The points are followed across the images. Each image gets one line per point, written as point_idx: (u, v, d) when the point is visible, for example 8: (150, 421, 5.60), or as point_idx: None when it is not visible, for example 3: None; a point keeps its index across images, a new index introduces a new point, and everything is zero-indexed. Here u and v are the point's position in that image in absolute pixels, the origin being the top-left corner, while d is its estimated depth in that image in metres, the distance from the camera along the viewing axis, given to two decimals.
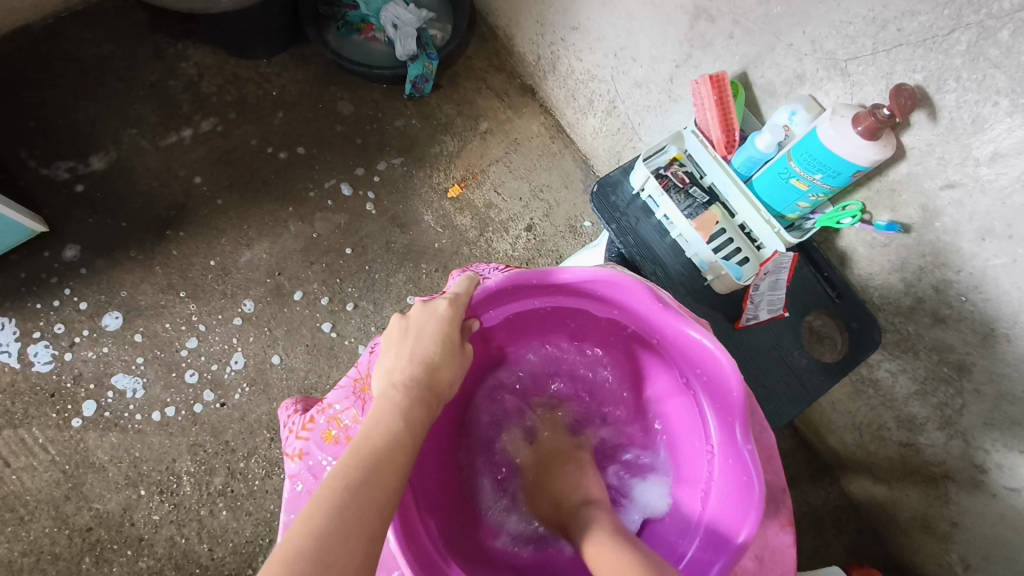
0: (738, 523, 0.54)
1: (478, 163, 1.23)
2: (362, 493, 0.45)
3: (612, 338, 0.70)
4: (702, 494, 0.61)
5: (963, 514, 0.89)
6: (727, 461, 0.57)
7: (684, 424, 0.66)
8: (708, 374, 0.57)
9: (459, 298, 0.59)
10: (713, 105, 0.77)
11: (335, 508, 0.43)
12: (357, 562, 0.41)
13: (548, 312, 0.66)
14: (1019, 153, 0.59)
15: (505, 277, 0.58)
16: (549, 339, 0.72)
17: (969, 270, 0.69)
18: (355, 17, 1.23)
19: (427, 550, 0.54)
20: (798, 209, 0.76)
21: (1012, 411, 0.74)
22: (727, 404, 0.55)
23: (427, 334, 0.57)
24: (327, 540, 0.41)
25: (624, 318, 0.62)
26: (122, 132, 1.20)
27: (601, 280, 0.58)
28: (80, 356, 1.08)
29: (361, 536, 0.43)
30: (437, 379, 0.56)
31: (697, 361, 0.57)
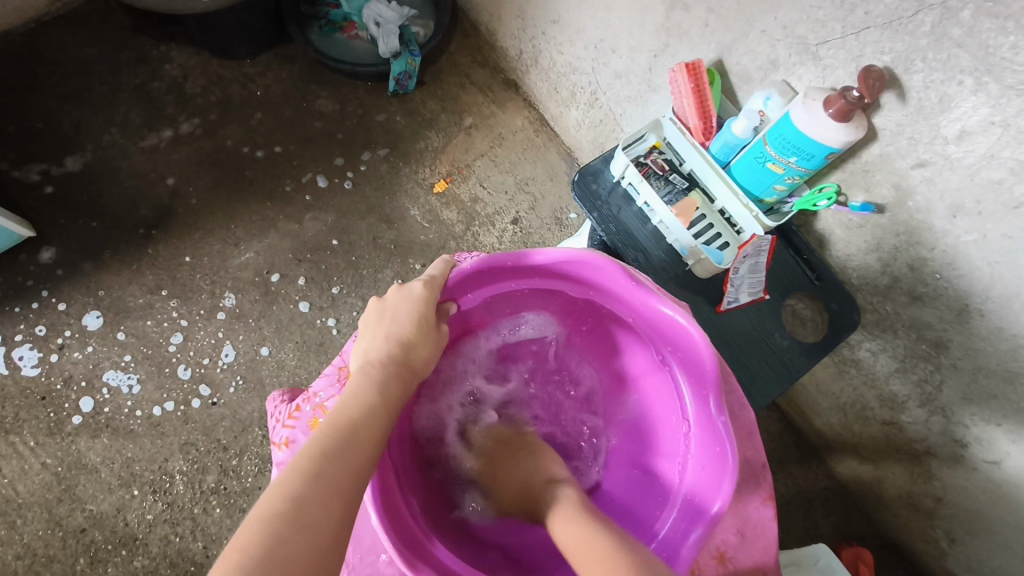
0: (711, 494, 0.55)
1: (463, 158, 1.24)
2: (340, 461, 0.46)
3: (588, 318, 0.70)
4: (677, 469, 0.62)
5: (946, 488, 0.92)
6: (703, 433, 0.58)
7: (662, 400, 0.67)
8: (681, 348, 0.58)
9: (435, 279, 0.60)
10: (690, 93, 0.78)
11: (312, 473, 0.44)
12: (332, 523, 0.42)
13: (525, 292, 0.66)
14: (984, 130, 0.60)
15: (479, 259, 0.59)
16: (526, 318, 0.73)
17: (942, 247, 0.70)
18: (337, 15, 1.23)
19: (410, 526, 0.54)
20: (776, 192, 0.77)
21: (988, 384, 0.76)
22: (702, 377, 0.56)
23: (402, 315, 0.58)
24: (305, 501, 0.42)
25: (598, 297, 0.63)
26: (106, 134, 1.20)
27: (576, 260, 0.58)
28: (70, 357, 1.08)
29: (340, 499, 0.44)
30: (414, 359, 0.57)
31: (670, 337, 0.58)
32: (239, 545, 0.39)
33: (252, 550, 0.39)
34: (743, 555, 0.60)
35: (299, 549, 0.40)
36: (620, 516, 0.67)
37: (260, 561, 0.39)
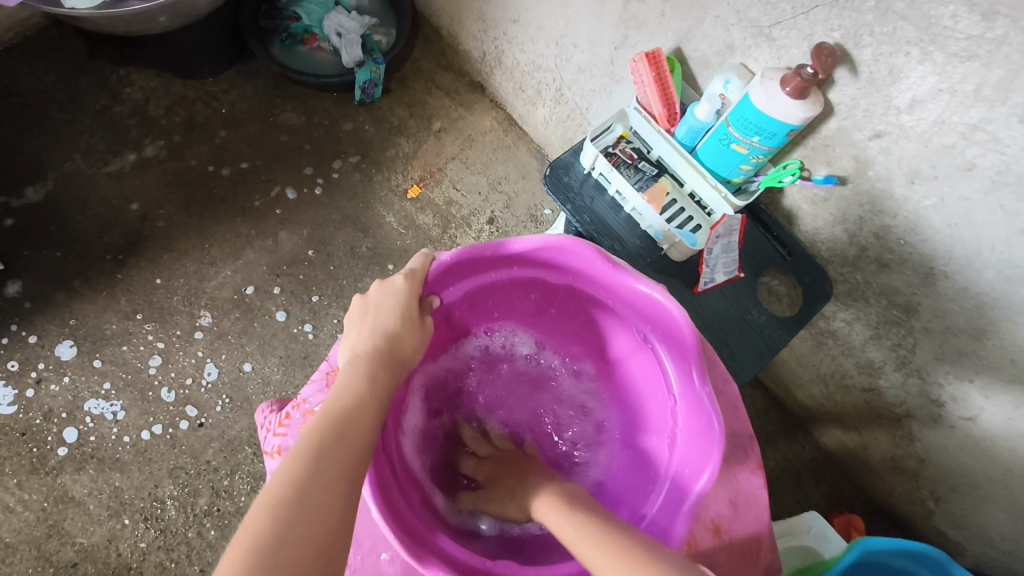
0: (701, 464, 0.57)
1: (435, 162, 1.25)
2: (338, 447, 0.47)
3: (570, 305, 0.71)
4: (668, 444, 0.64)
5: (927, 448, 0.95)
6: (690, 409, 0.59)
7: (648, 380, 0.68)
8: (663, 327, 0.59)
9: (416, 273, 0.61)
10: (652, 81, 0.80)
11: (313, 460, 0.45)
12: (338, 504, 0.43)
13: (507, 284, 0.67)
14: (934, 98, 0.62)
15: (458, 251, 0.60)
16: (511, 310, 0.74)
17: (904, 214, 0.73)
18: (298, 28, 1.23)
19: (411, 521, 0.55)
20: (742, 172, 0.79)
21: (959, 343, 0.78)
22: (684, 351, 0.58)
23: (386, 308, 0.59)
24: (309, 485, 0.43)
25: (579, 284, 0.64)
26: (70, 162, 1.19)
27: (554, 247, 0.60)
28: (49, 391, 1.06)
29: (343, 483, 0.44)
30: (403, 349, 0.58)
31: (651, 316, 0.60)
32: (246, 537, 0.39)
33: (260, 537, 0.39)
34: (739, 525, 0.61)
35: (309, 531, 0.41)
36: (618, 498, 0.68)
37: (267, 546, 0.39)
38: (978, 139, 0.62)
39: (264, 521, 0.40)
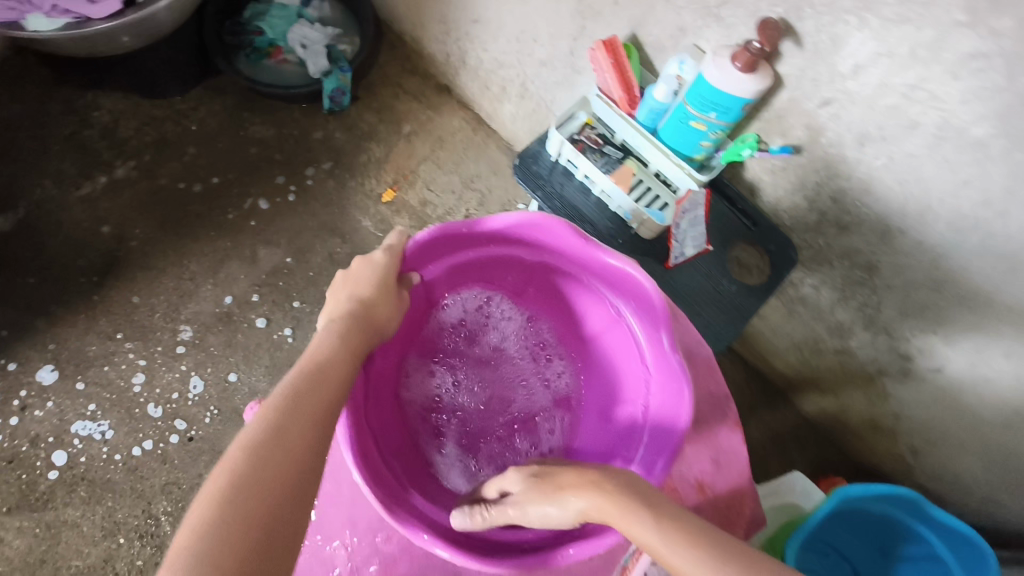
0: (673, 421, 0.58)
1: (407, 165, 1.27)
2: (311, 396, 0.50)
3: (545, 281, 0.73)
4: (642, 409, 0.66)
5: (901, 403, 0.98)
6: (658, 368, 0.62)
7: (622, 350, 0.70)
8: (634, 294, 0.62)
9: (394, 249, 0.65)
10: (611, 68, 0.83)
11: (288, 400, 0.49)
12: (310, 438, 0.48)
13: (483, 262, 0.69)
14: (874, 63, 0.66)
15: (435, 229, 0.62)
16: (488, 288, 0.76)
17: (857, 176, 0.77)
18: (262, 42, 1.24)
19: (394, 489, 0.56)
20: (703, 149, 0.83)
21: (919, 297, 0.82)
22: (654, 317, 0.60)
23: (365, 279, 0.62)
24: (285, 421, 0.47)
25: (551, 257, 0.67)
26: (41, 188, 1.18)
27: (525, 223, 0.62)
28: (34, 416, 1.05)
29: (316, 423, 0.49)
30: (379, 315, 0.61)
31: (624, 286, 0.62)
32: (229, 460, 0.44)
33: (230, 477, 0.43)
34: (720, 481, 0.64)
35: (283, 457, 0.45)
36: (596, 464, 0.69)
37: (237, 484, 0.43)
38: (919, 98, 0.65)
39: (235, 463, 0.44)
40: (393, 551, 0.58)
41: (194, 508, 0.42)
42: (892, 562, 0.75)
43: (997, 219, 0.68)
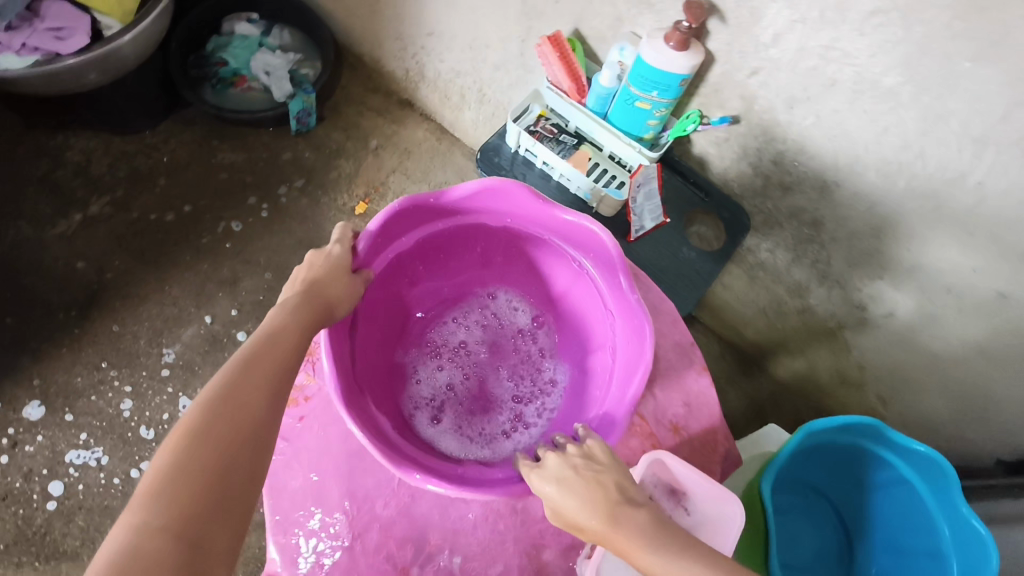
0: (637, 355, 0.63)
1: (377, 178, 1.32)
2: (267, 356, 0.52)
3: (510, 249, 0.78)
4: (610, 354, 0.71)
5: (863, 354, 1.03)
6: (621, 313, 0.68)
7: (588, 303, 0.76)
8: (595, 248, 0.68)
9: (343, 238, 0.66)
10: (558, 61, 0.90)
11: (239, 366, 0.50)
12: (262, 399, 0.49)
13: (451, 234, 0.74)
14: (791, 30, 0.73)
15: (404, 200, 0.66)
16: (458, 261, 0.81)
17: (792, 137, 0.83)
18: (227, 72, 1.30)
19: (389, 443, 0.59)
20: (651, 127, 0.89)
21: (863, 245, 0.88)
22: (613, 266, 0.66)
23: (322, 262, 0.63)
24: (237, 385, 0.49)
25: (516, 224, 0.72)
26: (18, 229, 1.20)
27: (488, 189, 0.67)
28: (27, 451, 1.06)
29: (268, 385, 0.51)
30: (335, 291, 0.62)
31: (585, 241, 0.68)
32: (183, 423, 0.46)
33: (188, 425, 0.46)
34: (693, 422, 0.69)
35: (234, 418, 0.47)
36: (576, 412, 0.74)
37: (194, 433, 0.45)
38: (833, 57, 0.72)
39: (190, 419, 0.46)
40: (392, 514, 0.60)
41: (154, 457, 0.44)
42: (868, 492, 0.82)
43: (917, 160, 0.74)
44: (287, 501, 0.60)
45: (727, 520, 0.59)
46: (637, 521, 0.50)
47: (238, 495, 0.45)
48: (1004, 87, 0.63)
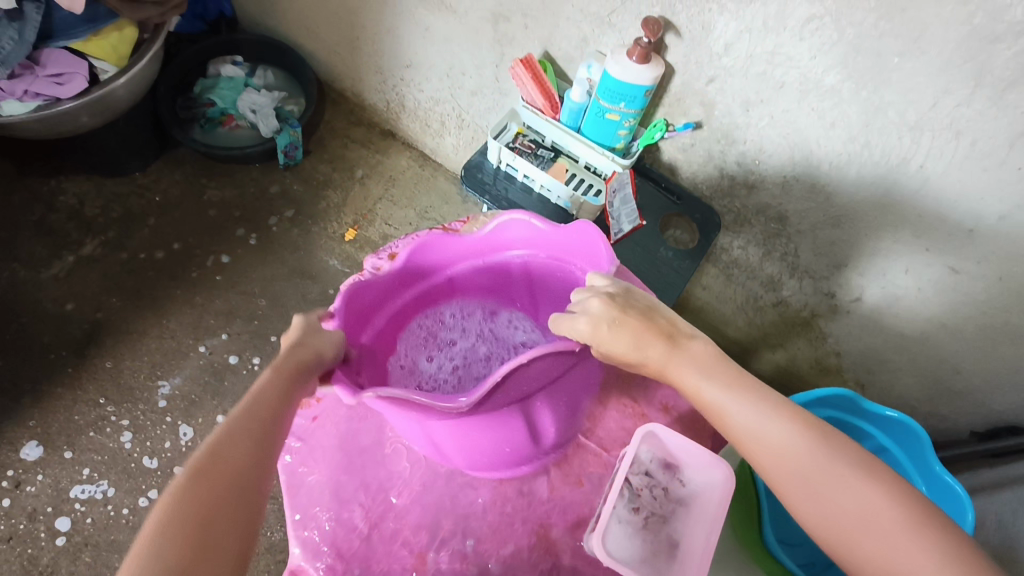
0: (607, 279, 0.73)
1: (364, 206, 1.37)
2: (246, 419, 0.53)
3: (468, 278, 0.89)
4: None
5: (839, 341, 1.08)
6: (584, 257, 0.79)
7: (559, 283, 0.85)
8: (524, 227, 0.80)
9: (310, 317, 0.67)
10: (531, 80, 0.97)
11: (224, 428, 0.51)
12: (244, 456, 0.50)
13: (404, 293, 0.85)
14: (739, 39, 0.80)
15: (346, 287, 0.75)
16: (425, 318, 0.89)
17: (750, 138, 0.91)
18: (215, 112, 1.36)
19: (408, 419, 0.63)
20: (621, 137, 0.95)
21: (825, 234, 0.95)
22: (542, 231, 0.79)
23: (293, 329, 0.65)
24: (221, 444, 0.50)
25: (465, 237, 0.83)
26: (14, 273, 1.23)
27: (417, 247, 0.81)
28: (31, 491, 1.07)
29: (249, 441, 0.51)
30: (321, 344, 0.64)
31: (514, 228, 0.81)
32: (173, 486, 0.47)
33: (171, 502, 0.46)
34: (681, 402, 0.73)
35: (219, 475, 0.48)
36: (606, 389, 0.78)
37: (178, 494, 0.46)
38: (779, 61, 0.79)
39: (179, 480, 0.47)
40: (406, 503, 0.66)
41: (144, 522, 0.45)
42: None
43: (863, 150, 0.81)
44: (305, 498, 0.65)
45: (718, 481, 0.61)
46: (691, 350, 0.59)
47: (225, 556, 0.45)
48: (931, 77, 0.70)
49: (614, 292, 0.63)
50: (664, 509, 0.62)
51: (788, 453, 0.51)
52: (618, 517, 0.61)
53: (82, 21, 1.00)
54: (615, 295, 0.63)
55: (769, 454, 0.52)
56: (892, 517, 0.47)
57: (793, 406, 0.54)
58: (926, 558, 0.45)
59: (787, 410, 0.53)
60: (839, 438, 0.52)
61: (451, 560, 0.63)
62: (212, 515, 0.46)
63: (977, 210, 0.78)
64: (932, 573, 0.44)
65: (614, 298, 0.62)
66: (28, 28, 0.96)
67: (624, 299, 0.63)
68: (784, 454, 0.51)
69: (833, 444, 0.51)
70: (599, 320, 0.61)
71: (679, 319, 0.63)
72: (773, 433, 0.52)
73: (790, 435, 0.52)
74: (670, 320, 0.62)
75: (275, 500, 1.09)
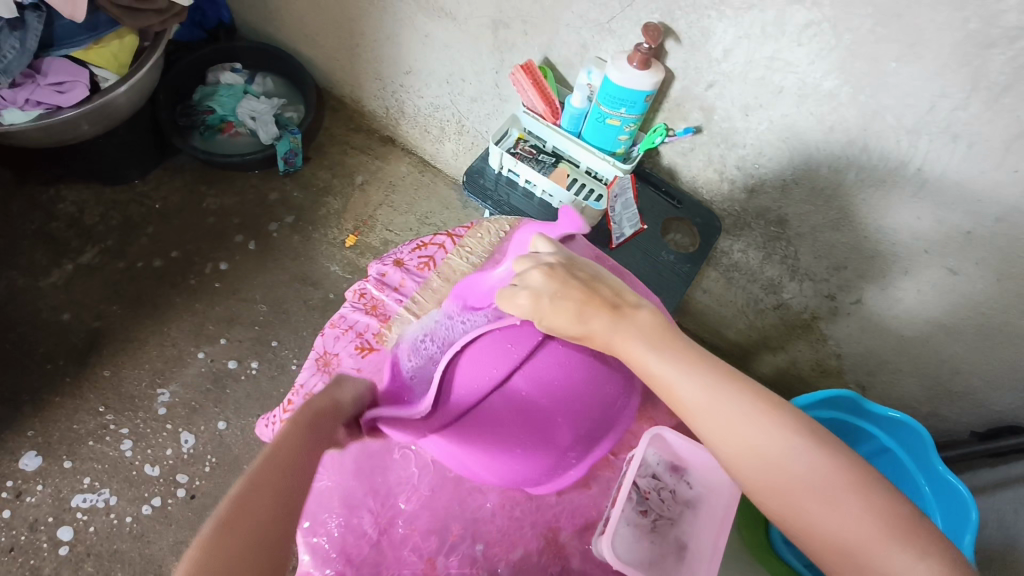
0: None
1: (364, 212, 1.37)
2: (268, 469, 0.48)
3: None
4: None
5: (839, 343, 1.08)
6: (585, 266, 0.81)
7: None
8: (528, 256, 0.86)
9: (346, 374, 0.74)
10: (532, 87, 0.97)
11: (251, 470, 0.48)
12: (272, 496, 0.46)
13: None
14: (738, 45, 0.81)
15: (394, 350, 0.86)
16: None
17: (750, 143, 0.92)
18: (214, 119, 1.36)
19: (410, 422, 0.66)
20: (621, 142, 0.96)
21: (825, 237, 0.95)
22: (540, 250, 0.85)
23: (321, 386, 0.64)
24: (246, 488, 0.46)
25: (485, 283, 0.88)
26: (13, 281, 1.22)
27: None
28: (32, 501, 1.06)
29: (277, 482, 0.48)
30: (342, 392, 0.64)
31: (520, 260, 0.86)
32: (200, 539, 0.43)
33: (192, 571, 0.41)
34: None
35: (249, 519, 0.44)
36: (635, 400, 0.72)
37: (205, 547, 0.42)
38: (778, 67, 0.80)
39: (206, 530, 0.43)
40: (414, 509, 0.68)
41: None
42: None
43: (862, 153, 0.82)
44: (314, 504, 0.69)
45: (725, 484, 0.63)
46: (637, 318, 0.58)
47: None
48: (927, 81, 0.71)
49: (554, 264, 0.63)
50: (671, 510, 0.62)
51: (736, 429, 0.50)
52: (627, 520, 0.61)
53: (84, 29, 1.00)
54: (556, 267, 0.63)
55: (717, 429, 0.51)
56: (834, 483, 0.47)
57: (738, 373, 0.53)
58: (863, 518, 0.46)
59: (737, 379, 0.53)
60: (788, 407, 0.51)
61: (461, 564, 0.64)
62: (241, 566, 0.43)
63: (974, 211, 0.79)
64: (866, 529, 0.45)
65: (555, 271, 0.62)
66: (30, 36, 0.95)
67: (566, 270, 0.63)
68: (732, 423, 0.50)
69: (785, 414, 0.50)
70: (541, 295, 0.60)
71: (624, 288, 0.62)
72: (721, 400, 0.51)
73: (740, 405, 0.51)
74: (615, 289, 0.62)
75: None
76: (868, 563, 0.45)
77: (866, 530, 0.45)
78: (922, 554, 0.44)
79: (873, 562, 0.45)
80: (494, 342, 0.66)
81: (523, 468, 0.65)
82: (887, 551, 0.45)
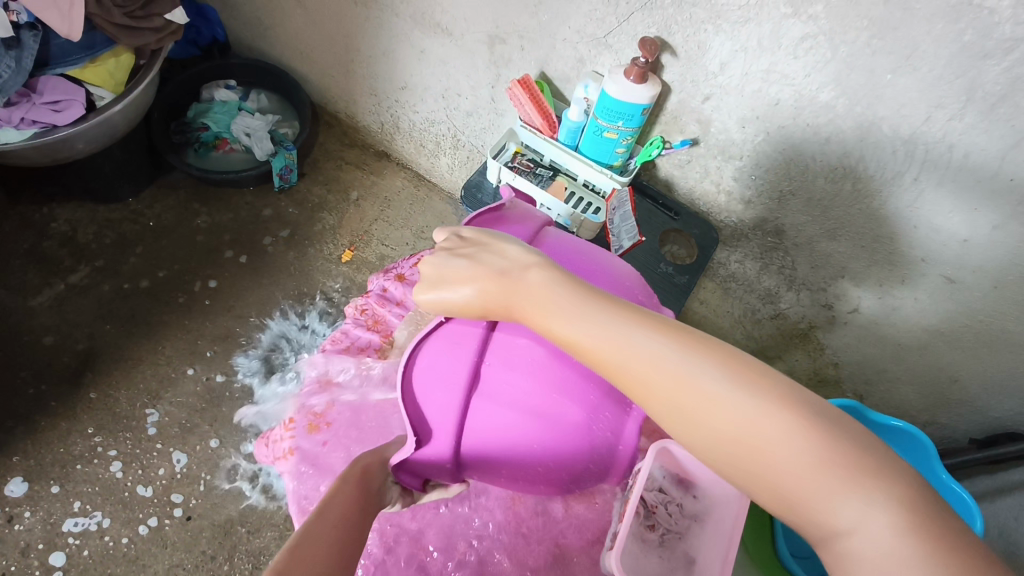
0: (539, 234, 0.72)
1: (360, 227, 1.37)
2: (326, 521, 0.48)
3: None
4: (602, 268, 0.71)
5: (837, 353, 1.08)
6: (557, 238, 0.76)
7: None
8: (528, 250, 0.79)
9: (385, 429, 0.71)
10: (529, 101, 0.98)
11: (311, 522, 0.48)
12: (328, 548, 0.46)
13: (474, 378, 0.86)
14: (733, 59, 0.82)
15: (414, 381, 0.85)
16: None
17: (746, 153, 0.92)
18: (208, 136, 1.36)
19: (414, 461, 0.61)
20: (619, 155, 0.96)
21: (821, 247, 0.97)
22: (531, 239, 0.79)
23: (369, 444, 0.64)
24: (306, 538, 0.46)
25: None
26: (4, 302, 1.20)
27: None
28: (23, 526, 1.04)
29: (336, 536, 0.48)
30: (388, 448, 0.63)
31: None
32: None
33: None
34: None
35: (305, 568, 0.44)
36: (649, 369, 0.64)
37: None
38: (774, 79, 0.81)
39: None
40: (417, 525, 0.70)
41: None
42: None
43: (858, 163, 0.83)
44: None
45: (731, 498, 0.61)
46: (527, 280, 0.54)
47: None
48: (923, 93, 0.72)
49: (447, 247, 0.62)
50: (678, 525, 0.62)
51: (653, 386, 0.46)
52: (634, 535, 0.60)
53: (80, 47, 1.00)
54: (444, 251, 0.62)
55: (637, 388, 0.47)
56: (764, 431, 0.43)
57: (652, 322, 0.49)
58: (802, 464, 0.41)
59: (646, 328, 0.48)
60: (706, 352, 0.46)
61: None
62: None
63: (971, 221, 0.79)
64: (807, 479, 0.41)
65: (440, 255, 0.61)
66: (25, 55, 0.95)
67: (451, 252, 0.61)
68: (646, 379, 0.46)
69: (702, 361, 0.46)
70: (429, 287, 0.60)
71: (511, 250, 0.59)
72: (634, 353, 0.47)
73: (654, 356, 0.46)
74: (505, 255, 0.58)
75: (275, 528, 1.08)
76: (819, 517, 0.41)
77: (803, 480, 0.41)
78: (870, 499, 0.40)
79: (818, 514, 0.41)
80: (442, 347, 0.63)
81: (555, 465, 0.60)
82: (836, 503, 0.40)
